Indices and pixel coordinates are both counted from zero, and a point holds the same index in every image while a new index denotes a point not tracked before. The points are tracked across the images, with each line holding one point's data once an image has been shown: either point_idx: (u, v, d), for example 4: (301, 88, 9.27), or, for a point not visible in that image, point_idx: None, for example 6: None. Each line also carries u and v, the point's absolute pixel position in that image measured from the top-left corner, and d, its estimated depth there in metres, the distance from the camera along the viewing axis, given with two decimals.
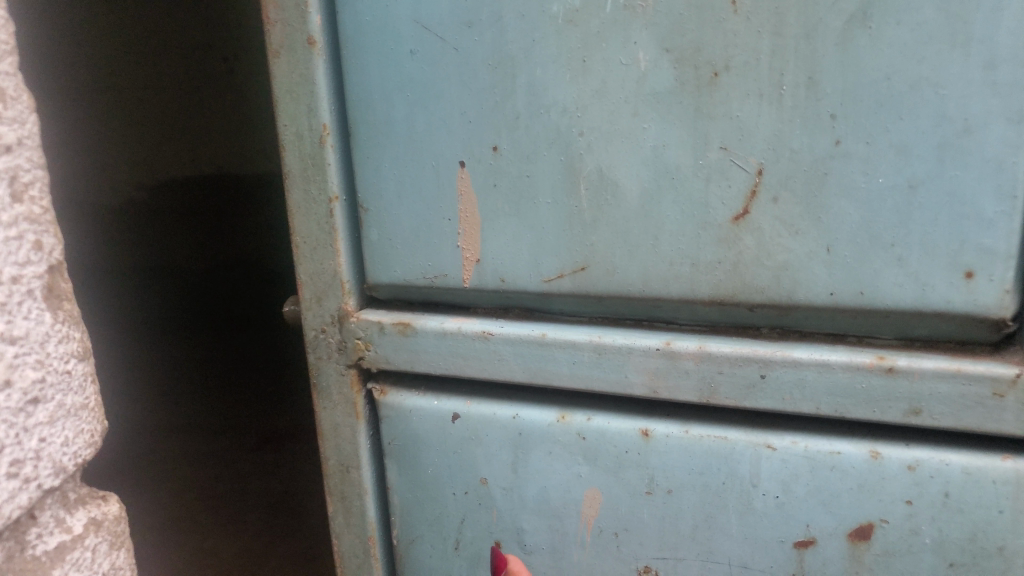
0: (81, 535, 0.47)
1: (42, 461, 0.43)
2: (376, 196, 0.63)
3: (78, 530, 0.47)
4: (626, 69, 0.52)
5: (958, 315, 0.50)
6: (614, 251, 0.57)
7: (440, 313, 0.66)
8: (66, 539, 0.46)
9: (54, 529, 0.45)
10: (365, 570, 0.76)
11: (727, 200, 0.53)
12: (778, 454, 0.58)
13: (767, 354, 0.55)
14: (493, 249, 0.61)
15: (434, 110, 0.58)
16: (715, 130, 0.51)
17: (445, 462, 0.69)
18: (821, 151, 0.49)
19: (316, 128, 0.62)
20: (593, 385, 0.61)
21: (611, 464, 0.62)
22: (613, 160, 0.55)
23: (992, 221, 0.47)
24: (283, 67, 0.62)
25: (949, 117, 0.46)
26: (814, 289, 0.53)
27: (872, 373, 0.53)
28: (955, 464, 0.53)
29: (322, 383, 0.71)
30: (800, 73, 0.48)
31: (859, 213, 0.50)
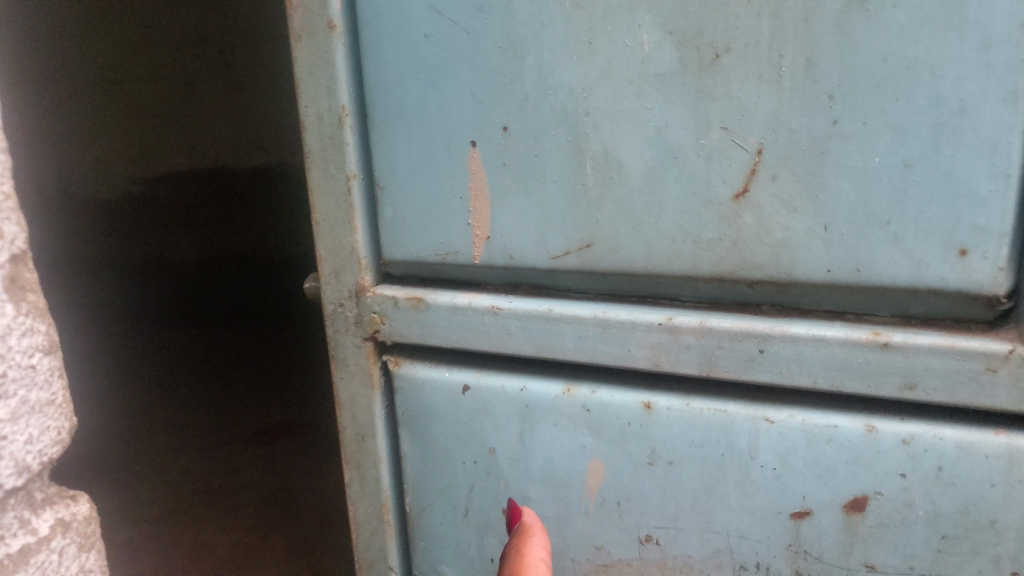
0: (46, 533, 0.53)
1: (5, 459, 0.48)
2: (391, 175, 0.66)
3: (44, 532, 0.53)
4: (630, 52, 0.54)
5: (951, 292, 0.52)
6: (619, 228, 0.59)
7: (452, 289, 0.69)
8: (32, 537, 0.52)
9: (20, 527, 0.51)
10: (379, 537, 0.79)
11: (728, 179, 0.54)
12: (776, 427, 0.59)
13: (766, 329, 0.57)
14: (503, 226, 0.63)
15: (447, 91, 0.61)
16: (716, 111, 0.53)
17: (456, 433, 0.71)
18: (818, 131, 0.51)
19: (335, 109, 0.65)
20: (598, 359, 0.63)
21: (614, 436, 0.65)
22: (618, 140, 0.57)
23: (985, 200, 0.49)
24: (304, 50, 0.65)
25: (944, 97, 0.48)
26: (811, 266, 0.54)
27: (867, 348, 0.55)
28: (948, 439, 0.54)
29: (340, 355, 0.74)
30: (798, 54, 0.50)
31: (855, 192, 0.51)
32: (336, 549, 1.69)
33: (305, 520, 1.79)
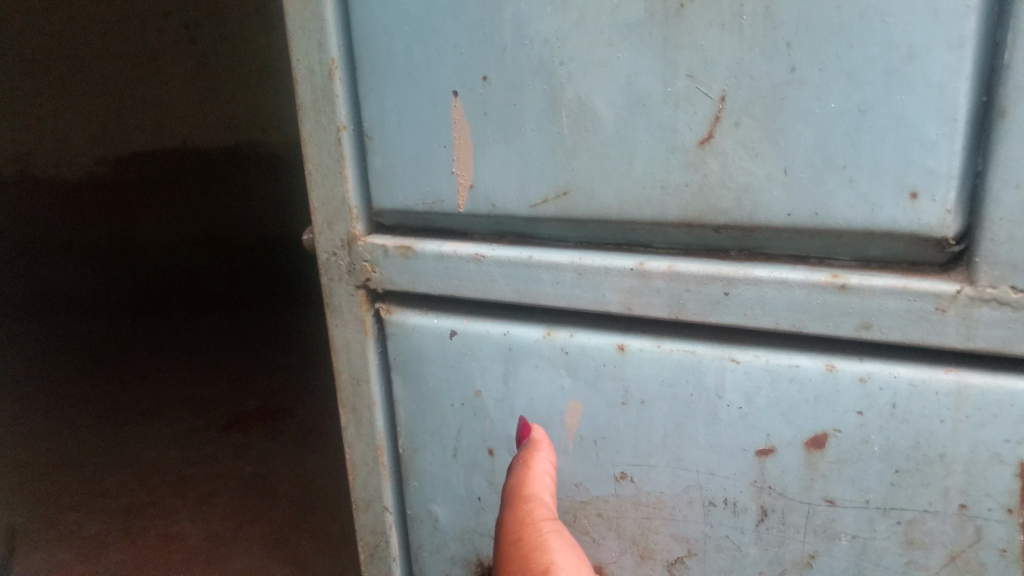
0: None
1: None
2: (380, 126, 0.69)
3: None
4: (601, 3, 0.57)
5: (905, 234, 0.54)
6: (593, 176, 0.62)
7: (439, 239, 0.72)
8: None
9: None
10: (373, 477, 0.83)
11: (693, 126, 0.57)
12: (742, 367, 0.62)
13: (730, 273, 0.60)
14: (484, 175, 0.66)
15: (430, 43, 0.64)
16: (682, 59, 0.55)
17: (444, 376, 0.75)
18: (778, 78, 0.53)
19: (326, 62, 0.69)
20: (575, 303, 0.66)
21: (591, 377, 0.68)
22: (590, 90, 0.59)
23: (934, 143, 0.51)
24: (296, 5, 0.68)
25: (895, 44, 0.50)
26: (773, 210, 0.56)
27: (826, 290, 0.57)
28: (903, 377, 0.57)
29: (334, 301, 0.77)
30: (758, 2, 0.52)
31: (814, 137, 0.53)
32: (316, 536, 1.85)
33: (280, 509, 1.95)
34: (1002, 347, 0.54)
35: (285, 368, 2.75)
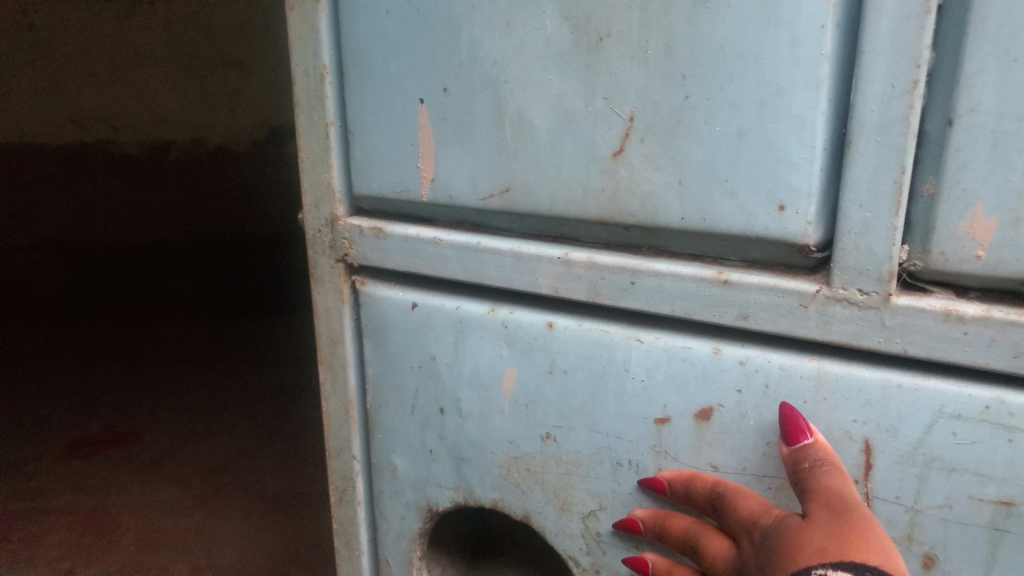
0: None
1: None
2: (360, 124, 0.81)
3: None
4: (538, 33, 0.68)
5: (777, 240, 0.64)
6: (529, 177, 0.73)
7: (406, 223, 0.84)
8: None
9: None
10: (345, 427, 0.95)
11: (608, 140, 0.68)
12: (645, 346, 0.72)
13: (637, 265, 0.70)
14: (443, 170, 0.78)
15: (401, 56, 0.76)
16: (600, 84, 0.67)
17: (403, 342, 0.87)
18: (674, 104, 0.64)
19: (319, 68, 0.82)
20: (511, 284, 0.78)
21: (524, 348, 0.79)
22: (528, 104, 0.71)
23: (798, 165, 0.62)
24: (297, 17, 0.81)
25: (765, 82, 0.61)
26: (670, 214, 0.67)
27: (712, 284, 0.68)
28: (775, 362, 0.67)
29: (318, 272, 0.90)
30: (659, 41, 0.64)
31: (701, 155, 0.65)
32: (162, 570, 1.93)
33: (122, 546, 2.02)
34: (853, 339, 0.64)
35: (160, 388, 2.90)
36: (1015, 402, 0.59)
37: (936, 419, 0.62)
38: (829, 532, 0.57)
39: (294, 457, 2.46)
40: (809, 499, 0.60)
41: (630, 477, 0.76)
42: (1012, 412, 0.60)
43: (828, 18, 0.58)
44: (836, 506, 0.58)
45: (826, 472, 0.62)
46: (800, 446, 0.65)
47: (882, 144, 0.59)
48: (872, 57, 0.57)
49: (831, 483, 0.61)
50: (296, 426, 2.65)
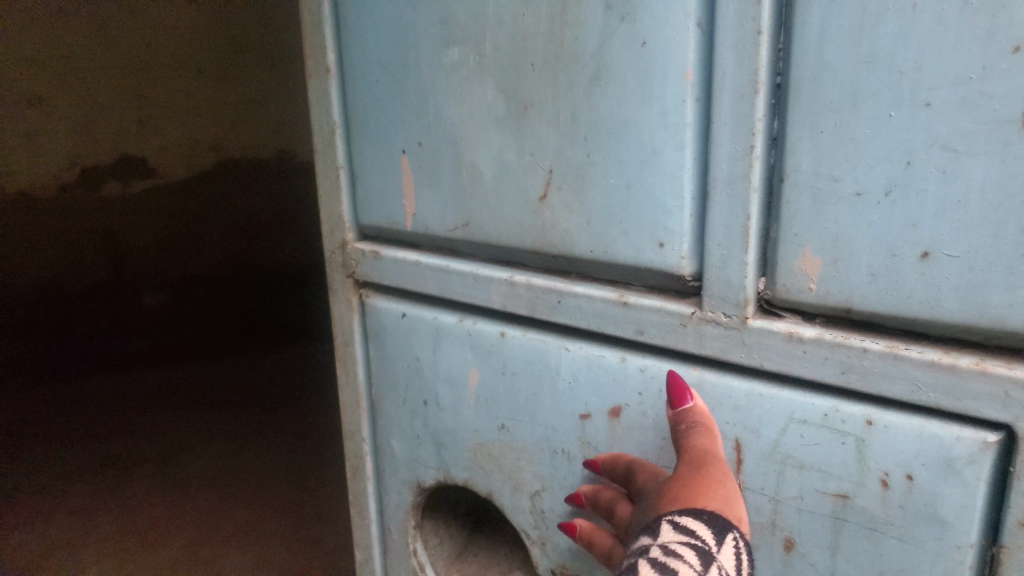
0: None
1: None
2: (362, 167, 1.02)
3: None
4: (481, 100, 0.86)
5: (662, 270, 0.79)
6: (480, 213, 0.91)
7: (397, 248, 1.03)
8: None
9: None
10: (355, 413, 1.16)
11: (535, 186, 0.85)
12: (569, 351, 0.88)
13: (561, 287, 0.87)
14: (421, 207, 0.97)
15: (388, 116, 0.96)
16: (526, 143, 0.84)
17: (395, 344, 1.06)
18: (580, 160, 0.81)
19: (331, 124, 1.03)
20: (471, 298, 0.95)
21: (481, 352, 0.96)
22: (476, 156, 0.89)
23: (673, 211, 0.76)
24: (315, 84, 1.03)
25: (644, 143, 0.76)
26: (582, 247, 0.83)
27: (616, 304, 0.83)
28: (665, 370, 0.81)
29: (335, 285, 1.11)
30: (567, 109, 0.80)
31: (602, 201, 0.80)
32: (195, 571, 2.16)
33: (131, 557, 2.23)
34: (722, 353, 0.77)
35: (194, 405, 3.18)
36: (846, 410, 0.71)
37: (788, 423, 0.75)
38: (684, 484, 0.70)
39: (299, 474, 2.67)
40: (680, 458, 0.74)
41: (564, 462, 0.92)
42: (843, 418, 0.72)
43: (687, 95, 0.72)
44: (692, 462, 0.72)
45: (698, 435, 0.75)
46: (683, 409, 0.77)
47: (732, 196, 0.72)
48: (719, 125, 0.71)
49: (700, 446, 0.73)
50: (307, 443, 2.89)
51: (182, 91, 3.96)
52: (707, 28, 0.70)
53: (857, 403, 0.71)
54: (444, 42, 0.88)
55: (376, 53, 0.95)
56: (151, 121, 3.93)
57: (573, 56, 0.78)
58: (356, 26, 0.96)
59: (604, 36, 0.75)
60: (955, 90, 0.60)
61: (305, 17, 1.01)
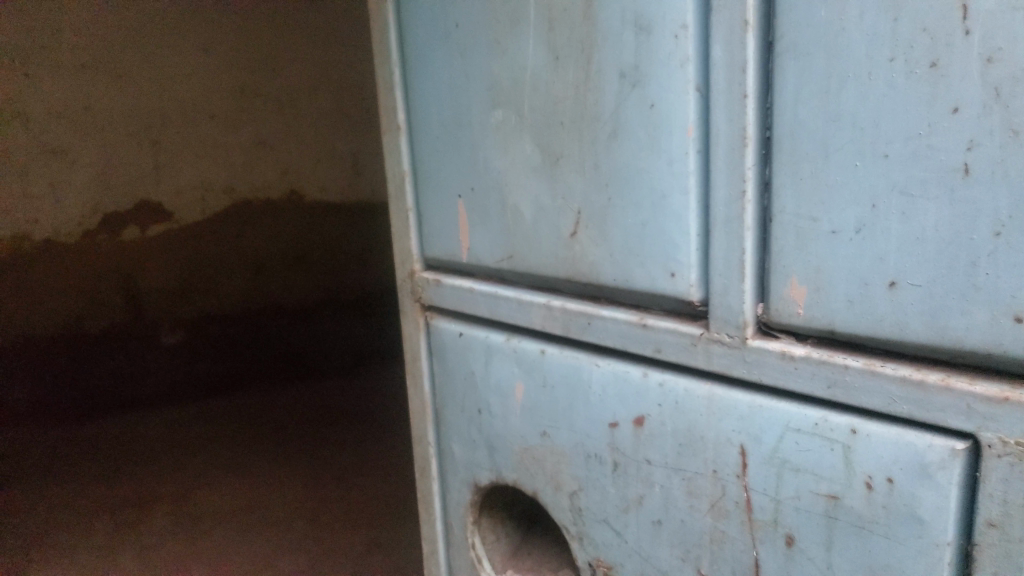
0: None
1: None
2: (427, 207, 1.20)
3: None
4: (520, 154, 1.03)
5: (674, 295, 0.91)
6: (522, 248, 1.06)
7: (455, 277, 1.19)
8: None
9: None
10: (423, 420, 1.32)
11: (565, 225, 1.00)
12: (597, 366, 1.01)
13: (590, 310, 1.00)
14: (474, 242, 1.13)
15: (448, 166, 1.14)
16: (558, 189, 0.99)
17: (453, 359, 1.22)
18: (602, 202, 0.95)
19: (402, 172, 1.22)
20: (515, 321, 1.10)
21: (524, 367, 1.10)
22: (518, 199, 1.05)
23: (681, 245, 0.89)
24: (390, 138, 1.24)
25: (654, 188, 0.89)
26: (606, 276, 0.97)
27: (636, 325, 0.95)
28: (679, 384, 0.93)
29: (405, 308, 1.29)
30: (590, 161, 0.95)
31: (621, 237, 0.94)
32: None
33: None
34: (727, 368, 0.88)
35: (264, 444, 3.50)
36: (834, 419, 0.80)
37: (785, 431, 0.84)
38: None
39: (359, 500, 2.97)
40: None
41: (596, 464, 1.05)
42: (832, 427, 0.80)
43: (689, 148, 0.85)
44: None
45: None
46: None
47: (730, 233, 0.84)
48: (717, 172, 0.83)
49: None
50: (367, 474, 3.20)
51: (195, 137, 4.20)
52: (704, 91, 0.83)
53: (844, 414, 0.80)
54: (491, 105, 1.05)
55: (439, 113, 1.14)
56: (166, 165, 4.13)
57: (593, 117, 0.93)
58: (422, 90, 1.16)
59: (619, 100, 0.90)
60: (908, 144, 0.70)
61: (382, 84, 1.23)
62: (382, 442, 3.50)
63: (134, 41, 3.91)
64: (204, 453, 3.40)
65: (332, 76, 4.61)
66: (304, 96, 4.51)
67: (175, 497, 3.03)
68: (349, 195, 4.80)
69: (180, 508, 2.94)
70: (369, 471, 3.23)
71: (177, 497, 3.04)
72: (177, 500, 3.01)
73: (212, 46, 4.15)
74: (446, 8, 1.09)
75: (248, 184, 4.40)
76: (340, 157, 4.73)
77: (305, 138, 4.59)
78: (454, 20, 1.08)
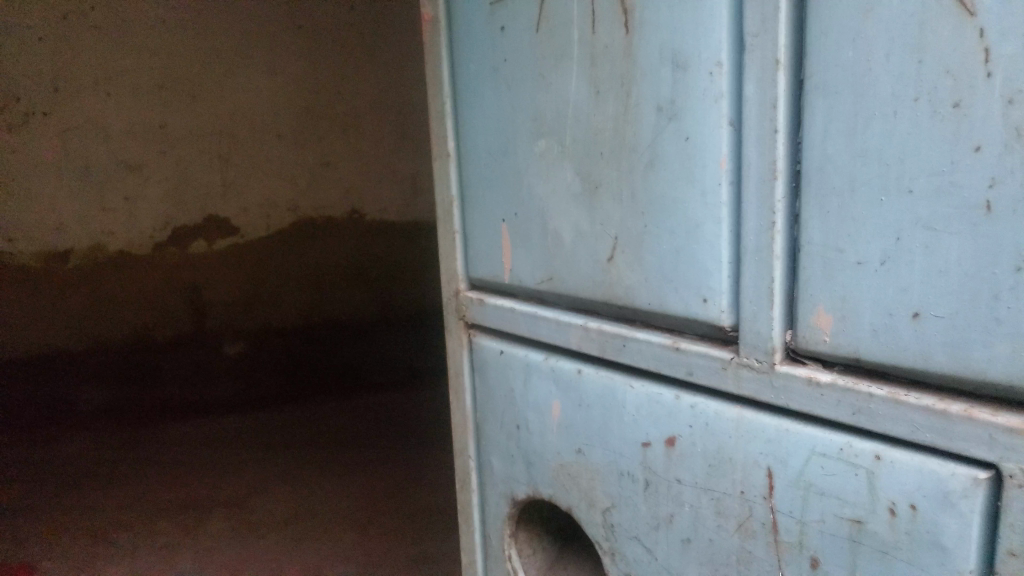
0: None
1: None
2: (474, 230, 1.27)
3: None
4: (563, 181, 1.08)
5: (706, 320, 0.95)
6: (562, 271, 1.11)
7: (498, 297, 1.25)
8: None
9: None
10: (464, 433, 1.38)
11: (603, 250, 1.04)
12: (630, 387, 1.05)
13: (625, 332, 1.04)
14: (518, 264, 1.19)
15: (494, 192, 1.20)
16: (597, 216, 1.04)
17: (494, 376, 1.27)
18: (638, 229, 0.99)
19: (451, 196, 1.29)
20: (554, 340, 1.15)
21: (562, 385, 1.15)
22: (559, 225, 1.10)
23: (713, 272, 0.92)
24: (440, 164, 1.31)
25: (688, 217, 0.93)
26: (641, 299, 1.01)
27: (668, 348, 0.99)
28: (709, 406, 0.96)
29: (450, 325, 1.35)
30: (628, 190, 0.99)
31: (656, 263, 0.98)
32: None
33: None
34: (755, 393, 0.91)
35: (315, 454, 3.61)
36: (858, 445, 0.82)
37: (811, 455, 0.86)
38: None
39: (401, 514, 3.02)
40: None
41: (628, 481, 1.08)
42: (857, 452, 0.82)
43: (722, 180, 0.89)
44: None
45: None
46: None
47: (760, 262, 0.87)
48: (748, 203, 0.87)
49: None
50: (410, 488, 3.25)
51: (261, 156, 4.38)
52: (737, 126, 0.87)
53: (868, 441, 0.82)
54: (536, 135, 1.11)
55: (486, 142, 1.21)
56: (236, 182, 4.33)
57: (632, 149, 0.98)
58: (471, 120, 1.23)
59: (656, 133, 0.95)
60: (932, 180, 0.72)
61: (435, 114, 1.30)
62: (429, 459, 3.54)
63: (206, 64, 4.12)
64: (259, 460, 3.53)
65: (396, 98, 4.73)
66: (366, 117, 4.65)
67: (227, 502, 3.16)
68: (410, 215, 4.89)
69: (231, 512, 3.06)
70: (414, 486, 3.27)
71: (229, 501, 3.16)
72: (229, 504, 3.13)
73: (280, 68, 4.32)
74: (497, 44, 1.16)
75: (311, 202, 4.56)
76: (401, 178, 4.84)
77: (368, 157, 4.71)
78: (503, 55, 1.15)
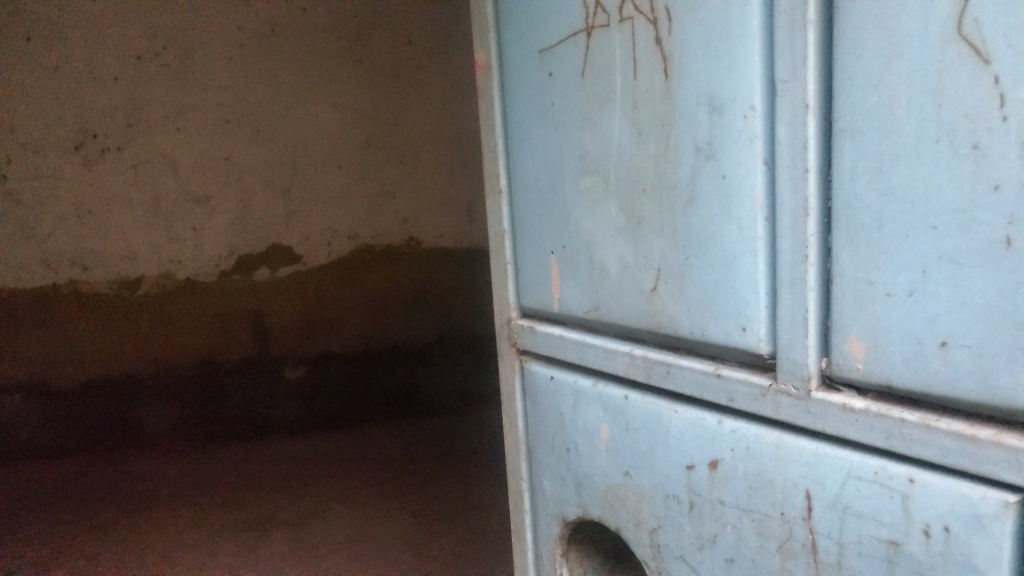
0: None
1: None
2: (525, 261, 1.34)
3: None
4: (607, 216, 1.15)
5: (744, 347, 1.00)
6: (608, 300, 1.18)
7: (548, 325, 1.32)
8: None
9: None
10: (516, 455, 1.44)
11: (647, 280, 1.11)
12: (674, 411, 1.10)
13: (669, 359, 1.10)
14: (566, 293, 1.26)
15: (544, 226, 1.28)
16: (640, 249, 1.11)
17: (545, 399, 1.34)
18: (679, 261, 1.06)
19: (503, 229, 1.38)
20: (601, 366, 1.21)
21: (609, 408, 1.21)
22: (605, 257, 1.17)
23: (750, 302, 0.97)
24: (493, 200, 1.39)
25: (726, 250, 0.99)
26: (682, 327, 1.07)
27: (709, 374, 1.04)
28: (750, 430, 1.01)
29: (503, 351, 1.43)
30: (669, 224, 1.06)
31: (696, 293, 1.04)
32: None
33: None
34: (793, 417, 0.95)
35: (372, 475, 3.70)
36: (893, 468, 0.86)
37: (847, 478, 0.90)
38: None
39: (458, 536, 3.09)
40: None
41: (673, 502, 1.13)
42: (891, 475, 0.86)
43: (757, 215, 0.95)
44: None
45: None
46: None
47: (795, 293, 0.92)
48: (782, 237, 0.92)
49: None
50: (466, 509, 3.31)
51: (321, 186, 4.54)
52: (770, 165, 0.93)
53: (902, 465, 0.85)
54: (582, 173, 1.18)
55: (535, 179, 1.29)
56: (297, 210, 4.49)
57: (671, 186, 1.04)
58: (522, 159, 1.31)
59: (694, 171, 1.01)
60: (955, 217, 0.77)
61: (488, 154, 1.39)
62: (483, 481, 3.60)
63: (270, 99, 4.33)
64: (318, 482, 3.65)
65: (449, 128, 4.87)
66: (421, 148, 4.80)
67: (289, 520, 3.28)
68: (464, 242, 5.02)
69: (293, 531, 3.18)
70: (469, 508, 3.33)
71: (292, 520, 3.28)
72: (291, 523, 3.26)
73: (338, 102, 4.52)
74: (545, 89, 1.24)
75: (369, 230, 4.70)
76: (455, 206, 4.96)
77: (423, 186, 4.85)
78: (550, 99, 1.23)
